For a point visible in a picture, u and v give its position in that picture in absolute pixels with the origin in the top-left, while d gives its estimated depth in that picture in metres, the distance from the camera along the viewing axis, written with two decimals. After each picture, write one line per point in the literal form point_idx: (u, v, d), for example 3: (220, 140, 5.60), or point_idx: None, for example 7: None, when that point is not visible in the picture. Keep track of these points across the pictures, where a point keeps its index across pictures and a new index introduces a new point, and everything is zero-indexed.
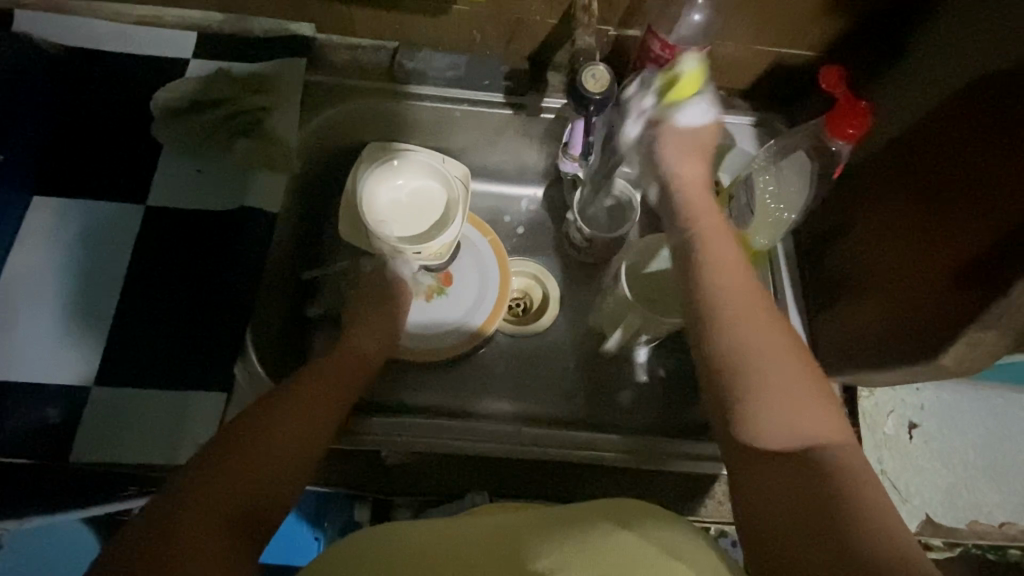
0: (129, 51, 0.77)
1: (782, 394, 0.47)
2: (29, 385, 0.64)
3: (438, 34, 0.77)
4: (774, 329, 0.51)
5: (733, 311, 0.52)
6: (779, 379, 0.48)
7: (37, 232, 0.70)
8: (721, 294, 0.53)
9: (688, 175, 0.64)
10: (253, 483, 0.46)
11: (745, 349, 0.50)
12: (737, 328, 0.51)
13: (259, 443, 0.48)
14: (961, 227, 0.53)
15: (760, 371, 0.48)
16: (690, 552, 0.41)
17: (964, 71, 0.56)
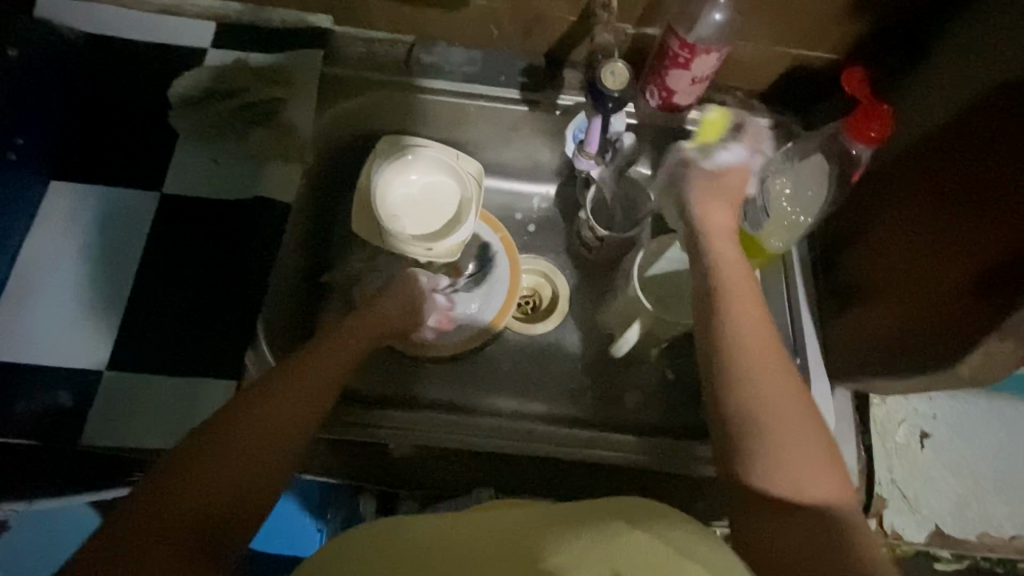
0: (148, 38, 0.78)
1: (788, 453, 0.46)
2: (42, 368, 0.64)
3: (455, 28, 0.77)
4: (789, 378, 0.49)
5: (749, 360, 0.50)
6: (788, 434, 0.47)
7: (54, 217, 0.71)
8: (738, 342, 0.51)
9: (714, 218, 0.62)
10: (229, 492, 0.44)
11: (758, 402, 0.48)
12: (752, 377, 0.49)
13: (235, 455, 0.45)
14: (980, 235, 0.52)
15: (773, 421, 0.47)
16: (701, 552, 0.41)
17: (987, 74, 0.55)
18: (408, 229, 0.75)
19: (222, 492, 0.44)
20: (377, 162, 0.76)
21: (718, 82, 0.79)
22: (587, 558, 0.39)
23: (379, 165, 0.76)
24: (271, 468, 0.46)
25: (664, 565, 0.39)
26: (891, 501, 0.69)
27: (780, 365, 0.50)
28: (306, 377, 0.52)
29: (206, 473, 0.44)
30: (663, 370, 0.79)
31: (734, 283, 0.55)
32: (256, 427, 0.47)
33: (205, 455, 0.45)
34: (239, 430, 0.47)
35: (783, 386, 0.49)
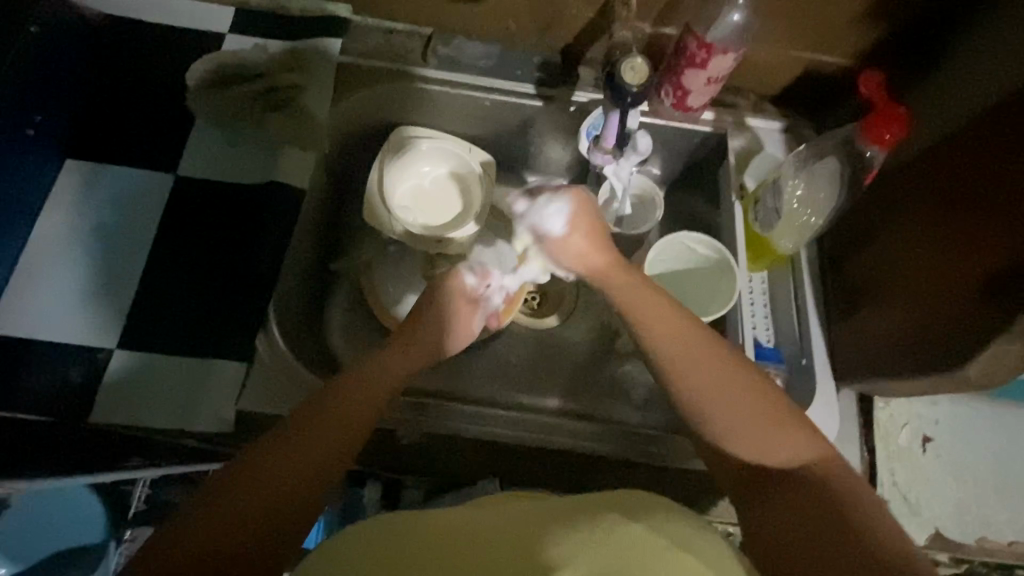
0: (166, 21, 0.78)
1: (746, 434, 0.47)
2: (51, 344, 0.65)
3: (474, 22, 0.78)
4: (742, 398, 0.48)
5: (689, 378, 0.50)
6: (753, 425, 0.47)
7: (67, 194, 0.71)
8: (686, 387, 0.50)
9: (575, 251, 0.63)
10: (264, 505, 0.44)
11: (698, 400, 0.49)
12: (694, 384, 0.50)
13: (271, 473, 0.46)
14: (990, 241, 0.53)
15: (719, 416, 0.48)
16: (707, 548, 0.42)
17: (1004, 81, 0.55)
18: (423, 219, 0.76)
19: (267, 515, 0.44)
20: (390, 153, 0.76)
21: (731, 84, 0.80)
22: (593, 550, 0.40)
23: (393, 154, 0.76)
24: (311, 490, 0.46)
25: (669, 558, 0.40)
26: (893, 504, 0.69)
27: (732, 388, 0.49)
28: (330, 392, 0.51)
29: (234, 504, 0.44)
30: None
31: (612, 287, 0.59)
32: (280, 447, 0.47)
33: (239, 487, 0.45)
34: (273, 452, 0.47)
35: (725, 400, 0.48)
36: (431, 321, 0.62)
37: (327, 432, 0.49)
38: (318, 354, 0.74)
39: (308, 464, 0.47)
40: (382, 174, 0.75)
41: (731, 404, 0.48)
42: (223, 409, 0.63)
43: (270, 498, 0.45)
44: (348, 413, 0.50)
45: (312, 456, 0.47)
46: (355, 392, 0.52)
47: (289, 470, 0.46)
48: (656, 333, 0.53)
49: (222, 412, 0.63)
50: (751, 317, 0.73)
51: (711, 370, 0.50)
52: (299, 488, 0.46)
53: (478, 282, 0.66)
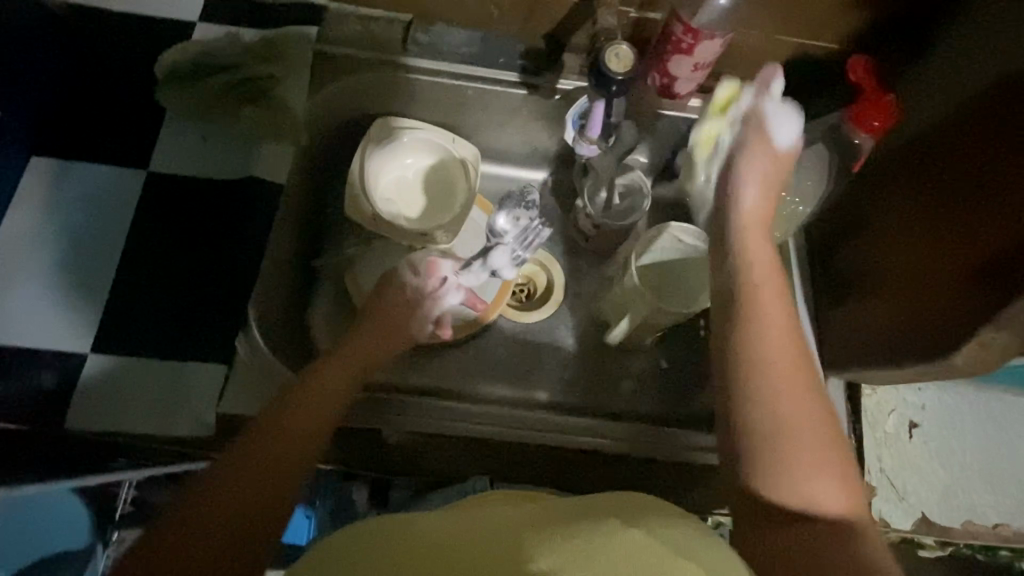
0: (133, 9, 0.75)
1: (803, 448, 0.44)
2: (25, 350, 0.62)
3: (455, 8, 0.75)
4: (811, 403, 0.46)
5: (781, 395, 0.46)
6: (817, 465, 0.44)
7: (34, 193, 0.69)
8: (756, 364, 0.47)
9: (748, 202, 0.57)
10: (246, 517, 0.43)
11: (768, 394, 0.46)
12: (782, 397, 0.46)
13: (235, 480, 0.43)
14: (982, 229, 0.52)
15: (790, 441, 0.44)
16: (697, 548, 0.41)
17: (992, 67, 0.55)
18: (407, 214, 0.75)
19: (237, 528, 0.42)
20: (371, 145, 0.74)
21: (719, 70, 0.78)
22: (582, 555, 0.39)
23: (375, 146, 0.74)
24: (274, 500, 0.44)
25: (660, 560, 0.39)
26: (880, 490, 0.70)
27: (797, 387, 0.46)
28: (309, 393, 0.50)
29: (191, 516, 0.41)
30: (656, 360, 0.78)
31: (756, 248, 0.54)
32: (260, 455, 0.45)
33: (203, 500, 0.42)
34: (241, 461, 0.44)
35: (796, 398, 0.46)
36: (386, 315, 0.59)
37: (280, 436, 0.46)
38: (301, 352, 0.72)
39: (279, 470, 0.45)
40: (362, 168, 0.73)
41: (802, 437, 0.44)
42: (204, 413, 0.62)
43: (236, 514, 0.42)
44: (311, 414, 0.48)
45: (285, 460, 0.45)
46: (319, 396, 0.50)
47: (252, 482, 0.43)
48: (767, 339, 0.48)
49: (203, 415, 0.62)
50: None
51: (802, 403, 0.46)
52: (266, 494, 0.43)
53: (427, 278, 0.62)
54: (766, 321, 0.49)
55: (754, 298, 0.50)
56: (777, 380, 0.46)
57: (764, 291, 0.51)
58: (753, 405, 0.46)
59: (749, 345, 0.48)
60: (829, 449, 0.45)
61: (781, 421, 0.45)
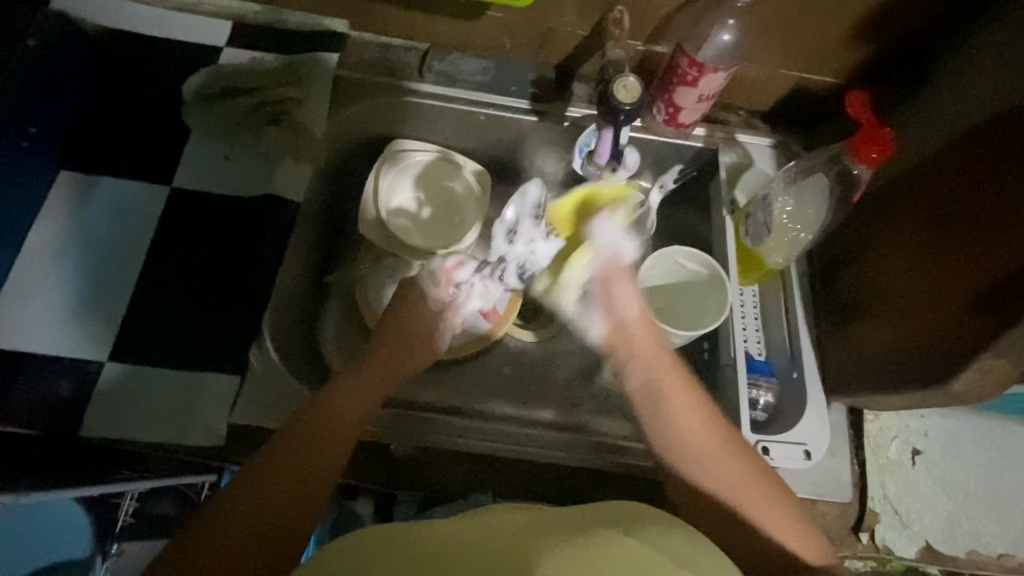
0: (164, 34, 0.78)
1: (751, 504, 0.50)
2: (45, 357, 0.64)
3: (470, 38, 0.79)
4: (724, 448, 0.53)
5: (681, 423, 0.54)
6: (735, 488, 0.51)
7: (61, 206, 0.71)
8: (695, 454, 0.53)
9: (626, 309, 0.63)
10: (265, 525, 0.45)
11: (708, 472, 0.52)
12: (715, 473, 0.52)
13: (261, 497, 0.46)
14: (975, 261, 0.54)
15: (729, 494, 0.51)
16: (692, 559, 0.43)
17: (988, 104, 0.57)
18: (419, 232, 0.77)
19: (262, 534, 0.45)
20: (385, 166, 0.76)
21: (723, 100, 0.81)
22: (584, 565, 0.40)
23: (392, 166, 0.77)
24: (296, 514, 0.47)
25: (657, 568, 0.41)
26: (883, 516, 0.68)
27: (696, 410, 0.55)
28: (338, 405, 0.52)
29: (219, 532, 0.44)
30: None
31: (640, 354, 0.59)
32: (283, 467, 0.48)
33: (236, 512, 0.45)
34: (267, 474, 0.47)
35: (714, 453, 0.53)
36: (398, 332, 0.62)
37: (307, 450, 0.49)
38: (313, 367, 0.73)
39: (311, 481, 0.48)
40: (378, 189, 0.76)
41: (723, 471, 0.52)
42: (216, 423, 0.63)
43: (268, 527, 0.45)
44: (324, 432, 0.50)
45: (303, 472, 0.48)
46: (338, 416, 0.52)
47: (283, 494, 0.47)
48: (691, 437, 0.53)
49: (215, 426, 0.63)
50: (742, 330, 0.75)
51: (706, 440, 0.53)
52: (294, 505, 0.47)
53: (444, 288, 0.65)
54: (686, 401, 0.55)
55: (658, 378, 0.57)
56: (716, 452, 0.53)
57: (660, 379, 0.57)
58: (670, 439, 0.54)
59: (666, 441, 0.54)
60: (745, 465, 0.52)
61: (706, 468, 0.52)
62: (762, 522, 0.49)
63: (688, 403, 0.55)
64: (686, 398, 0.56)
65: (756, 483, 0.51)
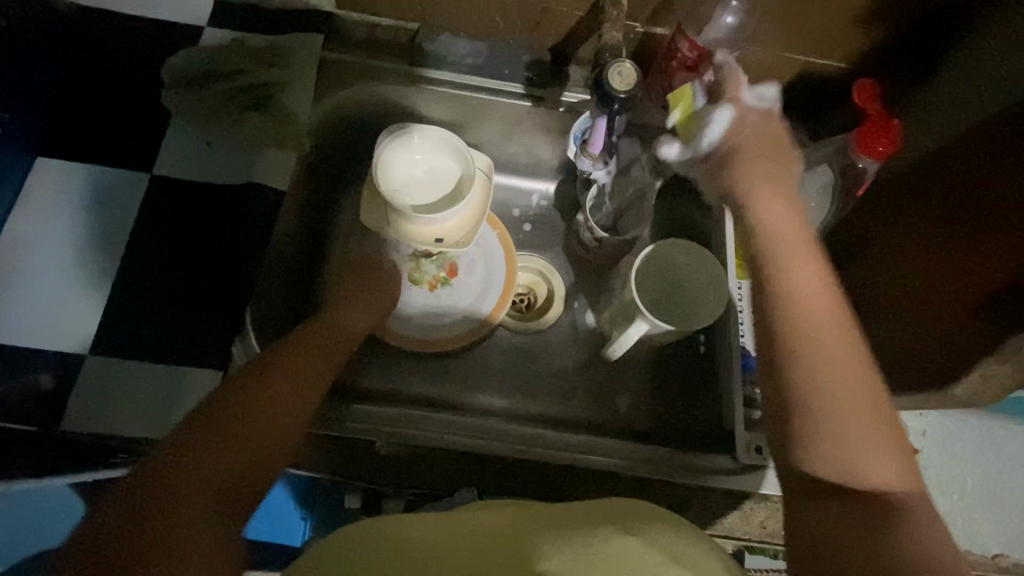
0: (141, 14, 0.75)
1: (859, 434, 0.42)
2: (24, 350, 0.63)
3: (461, 18, 0.75)
4: (850, 350, 0.44)
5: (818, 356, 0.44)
6: (868, 453, 0.41)
7: (38, 193, 0.69)
8: (804, 351, 0.44)
9: (769, 216, 0.52)
10: (222, 491, 0.44)
11: (824, 392, 0.43)
12: (824, 388, 0.43)
13: (213, 458, 0.45)
14: (981, 260, 0.52)
15: (843, 418, 0.42)
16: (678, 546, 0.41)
17: (998, 96, 0.54)
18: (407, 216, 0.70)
19: (216, 492, 0.44)
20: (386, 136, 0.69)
21: None
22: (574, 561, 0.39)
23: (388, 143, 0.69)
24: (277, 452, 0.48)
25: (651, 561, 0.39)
26: None
27: (835, 317, 0.46)
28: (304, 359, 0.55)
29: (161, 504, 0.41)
30: (655, 375, 0.77)
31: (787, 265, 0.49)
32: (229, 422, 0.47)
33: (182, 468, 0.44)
34: (223, 424, 0.47)
35: (847, 362, 0.44)
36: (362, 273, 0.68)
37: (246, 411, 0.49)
38: None
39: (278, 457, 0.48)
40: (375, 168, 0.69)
41: (841, 390, 0.43)
42: None
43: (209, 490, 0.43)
44: (272, 396, 0.50)
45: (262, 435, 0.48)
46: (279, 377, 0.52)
47: (242, 444, 0.47)
48: (823, 334, 0.45)
49: None
50: (739, 321, 0.73)
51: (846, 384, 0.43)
52: (245, 467, 0.46)
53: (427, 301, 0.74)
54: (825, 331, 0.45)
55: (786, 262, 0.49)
56: (844, 398, 0.43)
57: (785, 272, 0.48)
58: (805, 396, 0.43)
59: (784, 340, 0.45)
60: (880, 409, 0.43)
61: (838, 425, 0.42)
62: (850, 465, 0.41)
63: (822, 300, 0.47)
64: (819, 291, 0.48)
65: (873, 421, 0.42)
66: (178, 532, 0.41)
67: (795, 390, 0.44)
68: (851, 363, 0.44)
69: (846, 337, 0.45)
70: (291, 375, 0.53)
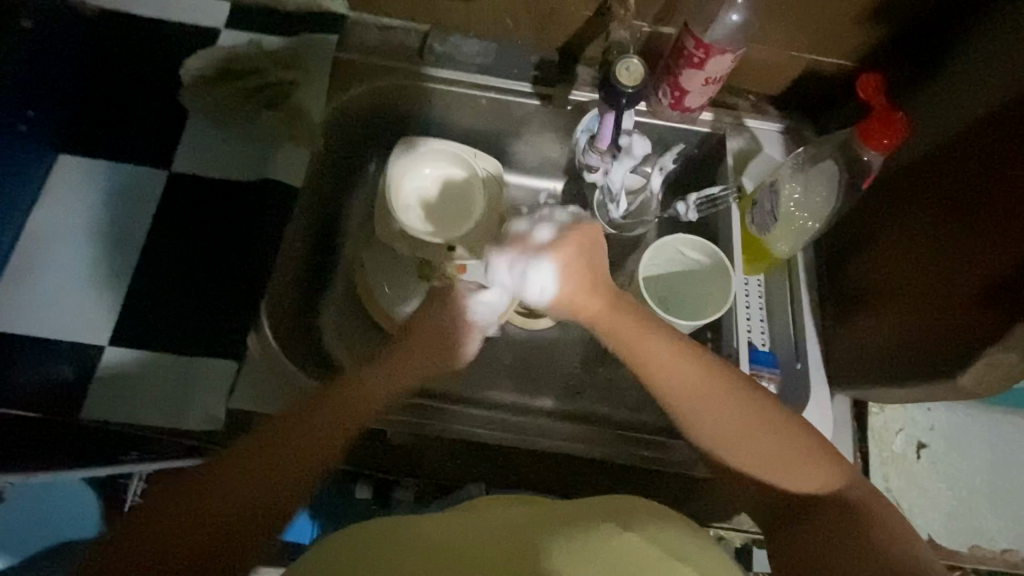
0: (160, 16, 0.77)
1: (769, 459, 0.49)
2: (45, 341, 0.65)
3: (471, 19, 0.77)
4: (766, 448, 0.49)
5: (680, 391, 0.49)
6: (789, 468, 0.49)
7: (60, 189, 0.71)
8: (716, 407, 0.49)
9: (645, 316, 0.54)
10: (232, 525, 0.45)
11: (728, 425, 0.49)
12: (729, 413, 0.49)
13: (225, 493, 0.46)
14: (985, 248, 0.53)
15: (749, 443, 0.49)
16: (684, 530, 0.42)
17: (998, 88, 0.55)
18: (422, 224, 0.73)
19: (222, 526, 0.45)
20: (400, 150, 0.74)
21: (731, 84, 0.79)
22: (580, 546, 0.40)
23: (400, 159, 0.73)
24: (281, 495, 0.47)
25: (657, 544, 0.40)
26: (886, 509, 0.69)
27: (762, 442, 0.49)
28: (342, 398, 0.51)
29: (169, 520, 0.45)
30: None
31: (645, 343, 0.50)
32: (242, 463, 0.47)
33: (199, 502, 0.45)
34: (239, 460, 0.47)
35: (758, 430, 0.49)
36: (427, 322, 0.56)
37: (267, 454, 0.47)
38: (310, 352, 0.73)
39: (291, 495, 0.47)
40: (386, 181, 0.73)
41: (747, 420, 0.49)
42: (214, 408, 0.63)
43: (241, 508, 0.46)
44: (302, 423, 0.49)
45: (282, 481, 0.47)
46: (311, 420, 0.49)
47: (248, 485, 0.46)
48: (723, 405, 0.49)
49: (213, 410, 0.63)
50: (747, 320, 0.72)
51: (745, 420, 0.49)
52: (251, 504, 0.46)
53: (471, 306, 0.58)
54: (686, 379, 0.50)
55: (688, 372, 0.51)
56: (753, 428, 0.49)
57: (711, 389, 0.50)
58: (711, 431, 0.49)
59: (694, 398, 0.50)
60: (793, 437, 0.49)
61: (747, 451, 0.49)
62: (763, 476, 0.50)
63: (734, 418, 0.49)
64: (749, 423, 0.49)
65: (778, 439, 0.49)
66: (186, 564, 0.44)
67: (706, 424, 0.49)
68: (763, 436, 0.49)
69: (770, 446, 0.49)
70: (352, 411, 0.50)
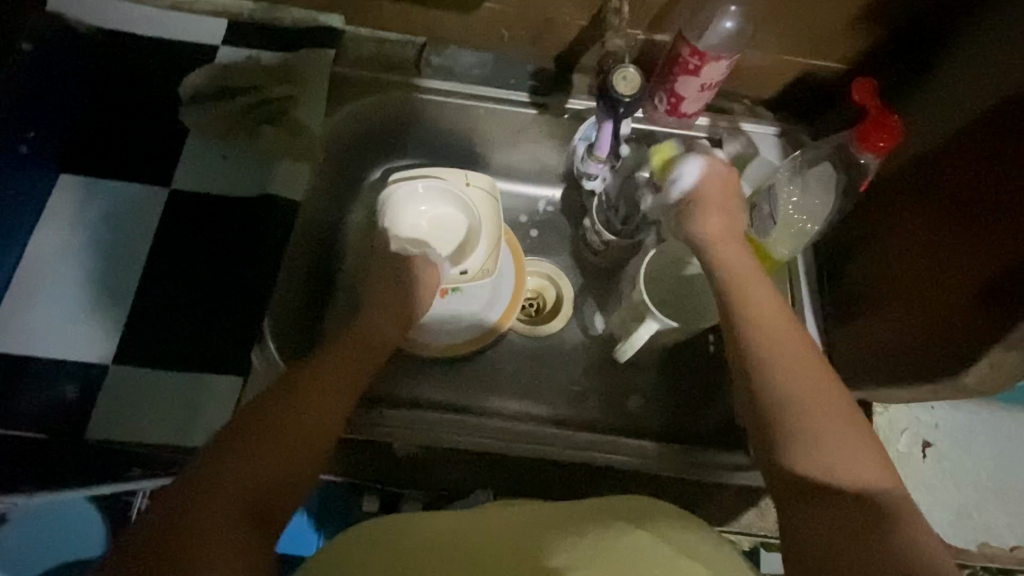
0: (158, 35, 0.78)
1: (828, 439, 0.45)
2: (47, 362, 0.64)
3: (466, 31, 0.78)
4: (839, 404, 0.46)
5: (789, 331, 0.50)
6: (854, 459, 0.44)
7: (61, 208, 0.71)
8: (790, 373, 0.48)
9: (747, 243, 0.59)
10: (251, 484, 0.44)
11: (802, 395, 0.47)
12: (804, 387, 0.47)
13: (252, 446, 0.46)
14: (991, 248, 0.53)
15: (819, 419, 0.46)
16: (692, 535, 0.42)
17: (990, 92, 0.56)
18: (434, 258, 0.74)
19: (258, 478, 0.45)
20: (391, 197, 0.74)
21: (726, 90, 0.79)
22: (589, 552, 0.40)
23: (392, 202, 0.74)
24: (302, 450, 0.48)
25: None
26: None
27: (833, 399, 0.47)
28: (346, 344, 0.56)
29: (220, 477, 0.44)
30: (664, 375, 0.78)
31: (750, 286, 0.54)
32: (273, 411, 0.48)
33: (206, 502, 0.42)
34: (268, 408, 0.49)
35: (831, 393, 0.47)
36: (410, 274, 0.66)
37: (258, 458, 0.45)
38: None
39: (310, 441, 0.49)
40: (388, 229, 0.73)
41: (820, 388, 0.47)
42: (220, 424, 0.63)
43: (278, 458, 0.46)
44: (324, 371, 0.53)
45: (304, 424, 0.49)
46: (312, 402, 0.50)
47: (285, 428, 0.48)
48: (795, 365, 0.48)
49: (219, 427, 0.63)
50: None
51: (830, 409, 0.46)
52: (283, 450, 0.47)
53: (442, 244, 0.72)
54: (776, 313, 0.52)
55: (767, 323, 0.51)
56: (826, 392, 0.47)
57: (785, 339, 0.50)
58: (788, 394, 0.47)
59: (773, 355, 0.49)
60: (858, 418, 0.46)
61: (815, 430, 0.46)
62: (825, 448, 0.45)
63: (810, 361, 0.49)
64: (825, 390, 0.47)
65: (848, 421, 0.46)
66: (204, 518, 0.42)
67: (782, 380, 0.48)
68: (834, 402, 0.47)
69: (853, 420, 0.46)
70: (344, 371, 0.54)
